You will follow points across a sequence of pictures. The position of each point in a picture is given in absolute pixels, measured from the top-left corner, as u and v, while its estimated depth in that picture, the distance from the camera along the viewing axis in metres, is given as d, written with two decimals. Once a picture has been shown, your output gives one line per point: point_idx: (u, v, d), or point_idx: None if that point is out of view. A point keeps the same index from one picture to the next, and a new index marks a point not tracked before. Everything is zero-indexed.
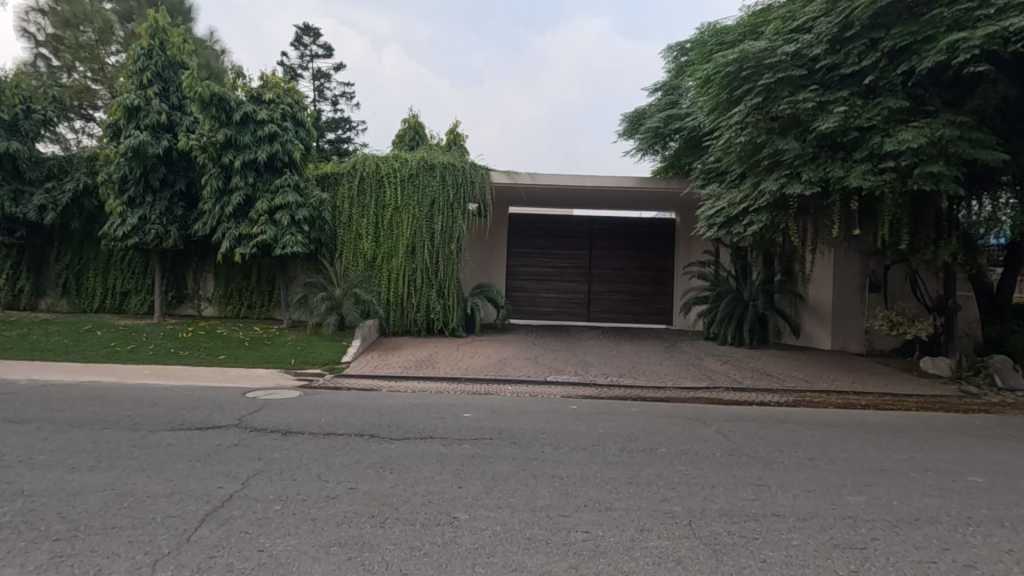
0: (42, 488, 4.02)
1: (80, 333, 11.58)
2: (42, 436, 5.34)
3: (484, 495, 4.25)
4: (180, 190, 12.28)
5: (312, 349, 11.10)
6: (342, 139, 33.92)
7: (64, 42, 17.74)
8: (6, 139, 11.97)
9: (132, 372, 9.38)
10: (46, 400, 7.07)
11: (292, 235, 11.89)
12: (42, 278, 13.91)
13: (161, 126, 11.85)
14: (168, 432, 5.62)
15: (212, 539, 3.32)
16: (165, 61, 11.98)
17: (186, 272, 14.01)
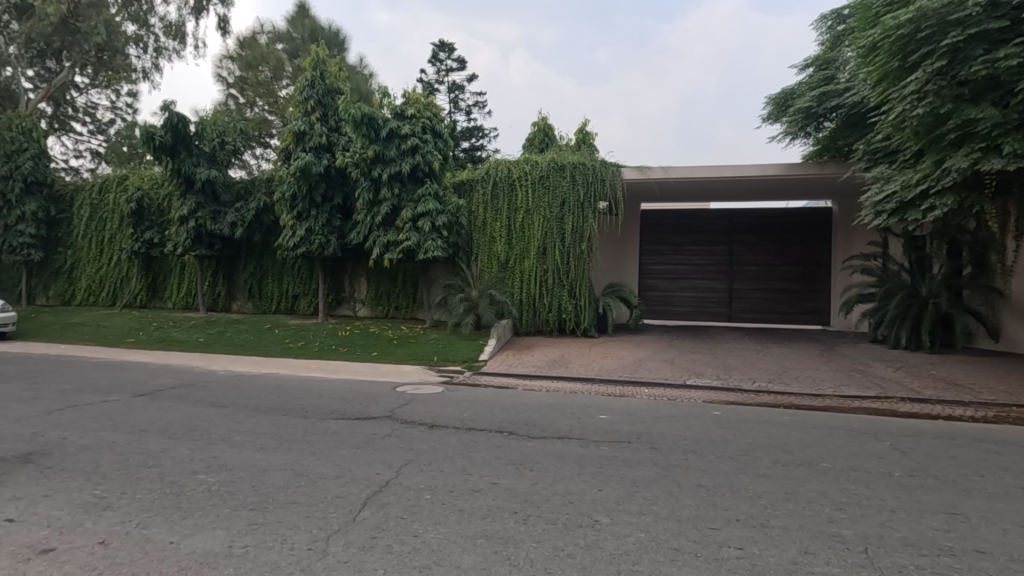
0: (238, 463, 4.71)
1: (262, 331, 13.43)
2: (238, 419, 6.28)
3: (624, 499, 4.13)
4: (338, 203, 13.73)
5: (451, 348, 11.73)
6: (476, 147, 35.57)
7: (247, 82, 20.84)
8: (207, 168, 14.29)
9: (303, 365, 10.66)
10: (239, 388, 8.31)
11: (433, 240, 12.68)
12: (234, 285, 16.36)
13: (322, 147, 13.33)
14: (332, 421, 6.28)
15: (373, 521, 3.62)
16: (324, 89, 13.45)
17: (343, 276, 15.60)
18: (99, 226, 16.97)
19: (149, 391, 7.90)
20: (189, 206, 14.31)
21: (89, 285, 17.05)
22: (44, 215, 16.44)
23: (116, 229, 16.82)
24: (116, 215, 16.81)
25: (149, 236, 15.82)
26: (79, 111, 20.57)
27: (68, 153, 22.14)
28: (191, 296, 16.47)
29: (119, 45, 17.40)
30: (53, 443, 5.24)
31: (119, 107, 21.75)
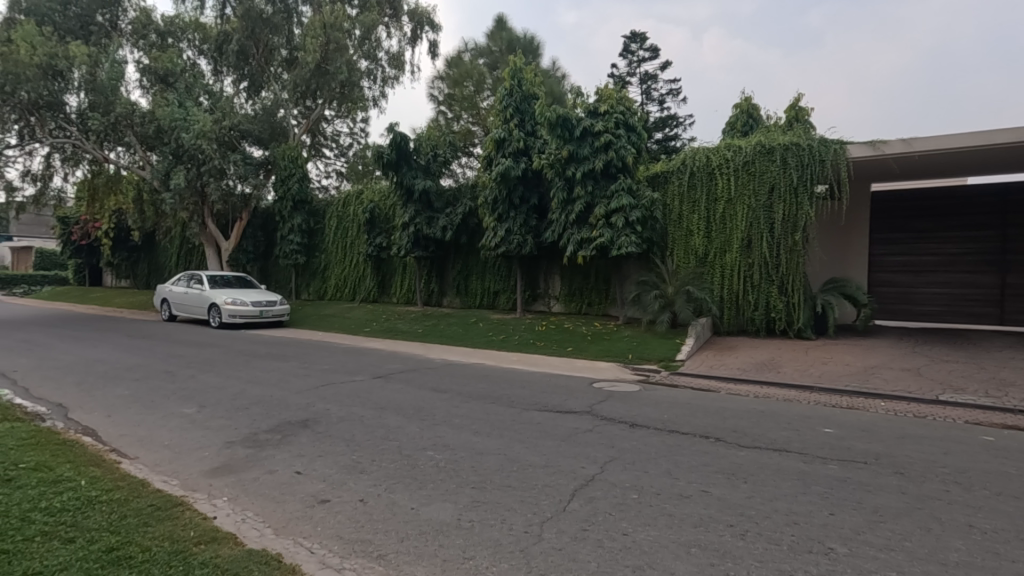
0: (459, 444, 5.23)
1: (469, 325, 14.73)
2: (455, 404, 6.99)
3: (864, 529, 3.57)
4: (534, 204, 14.35)
5: (646, 346, 11.46)
6: (670, 137, 34.22)
7: (454, 98, 22.98)
8: (423, 179, 16.15)
9: (506, 357, 11.42)
10: (454, 376, 9.25)
11: (627, 236, 12.51)
12: (444, 282, 18.24)
13: (520, 151, 14.02)
14: (536, 412, 6.60)
15: (582, 514, 3.71)
16: (521, 96, 14.15)
17: (538, 274, 16.31)
18: (343, 234, 20.35)
19: (384, 374, 9.24)
20: (410, 214, 16.32)
21: (336, 283, 20.54)
22: (305, 227, 20.31)
23: (355, 236, 20.01)
24: (355, 224, 19.98)
25: (379, 241, 18.48)
26: (329, 139, 24.84)
27: (321, 174, 26.92)
28: (411, 293, 18.80)
29: (356, 79, 20.69)
30: (321, 413, 6.45)
31: (356, 132, 25.73)
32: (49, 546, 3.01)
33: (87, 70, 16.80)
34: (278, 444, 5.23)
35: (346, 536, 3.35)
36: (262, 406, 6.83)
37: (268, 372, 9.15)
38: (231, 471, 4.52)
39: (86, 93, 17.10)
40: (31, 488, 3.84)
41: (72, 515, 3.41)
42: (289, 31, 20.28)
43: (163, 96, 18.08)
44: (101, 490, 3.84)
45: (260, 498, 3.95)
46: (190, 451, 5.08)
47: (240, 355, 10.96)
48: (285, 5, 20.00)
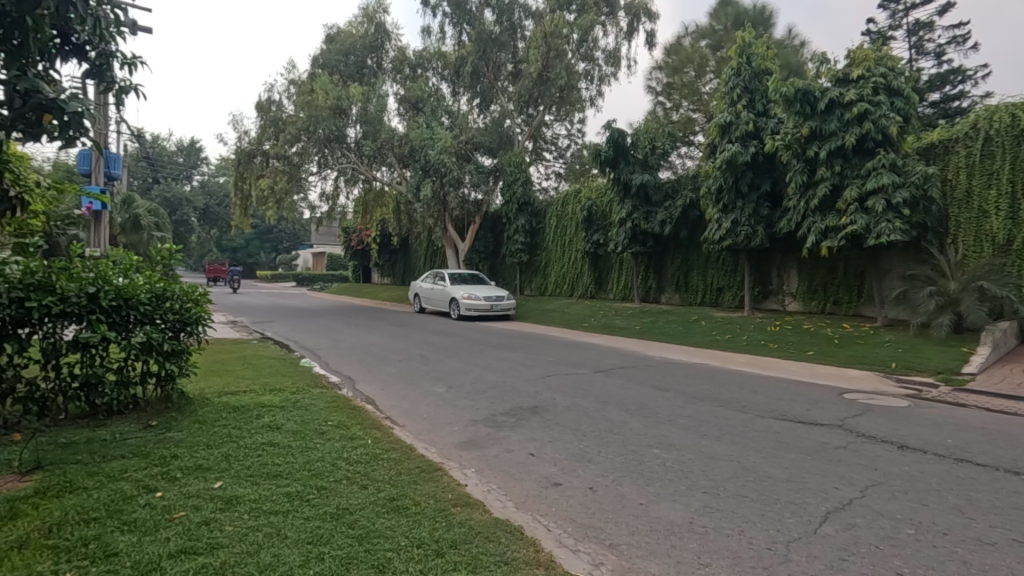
0: (686, 446, 5.04)
1: (690, 322, 14.05)
2: (679, 404, 6.75)
3: None
4: (766, 191, 12.91)
5: (917, 353, 9.47)
6: (951, 96, 27.61)
7: (674, 86, 22.10)
8: (641, 173, 15.89)
9: (733, 359, 10.59)
10: (676, 375, 8.93)
11: (889, 222, 10.45)
12: (662, 278, 17.69)
13: (749, 134, 12.74)
14: (773, 420, 5.98)
15: (839, 541, 3.25)
16: (751, 74, 12.93)
17: (771, 268, 14.71)
18: (562, 233, 21.22)
19: (605, 369, 9.40)
20: (627, 209, 16.18)
21: (556, 280, 21.51)
22: (528, 227, 21.76)
23: (573, 234, 20.72)
24: (574, 223, 20.67)
25: (597, 238, 18.79)
26: (549, 142, 26.13)
27: (542, 176, 28.47)
28: (628, 289, 18.71)
29: (574, 82, 21.42)
30: (549, 401, 6.84)
31: (574, 133, 26.55)
32: (352, 488, 3.79)
33: (362, 106, 20.65)
34: (513, 427, 5.72)
35: (578, 520, 3.50)
36: (497, 390, 7.54)
37: (500, 361, 10.08)
38: (476, 446, 5.10)
39: (361, 125, 21.01)
40: (336, 441, 4.88)
41: (364, 467, 4.24)
42: (514, 46, 21.99)
43: (415, 120, 21.16)
44: (382, 449, 4.70)
45: (501, 473, 4.37)
46: (443, 424, 5.87)
47: (477, 344, 12.27)
48: (511, 22, 21.68)
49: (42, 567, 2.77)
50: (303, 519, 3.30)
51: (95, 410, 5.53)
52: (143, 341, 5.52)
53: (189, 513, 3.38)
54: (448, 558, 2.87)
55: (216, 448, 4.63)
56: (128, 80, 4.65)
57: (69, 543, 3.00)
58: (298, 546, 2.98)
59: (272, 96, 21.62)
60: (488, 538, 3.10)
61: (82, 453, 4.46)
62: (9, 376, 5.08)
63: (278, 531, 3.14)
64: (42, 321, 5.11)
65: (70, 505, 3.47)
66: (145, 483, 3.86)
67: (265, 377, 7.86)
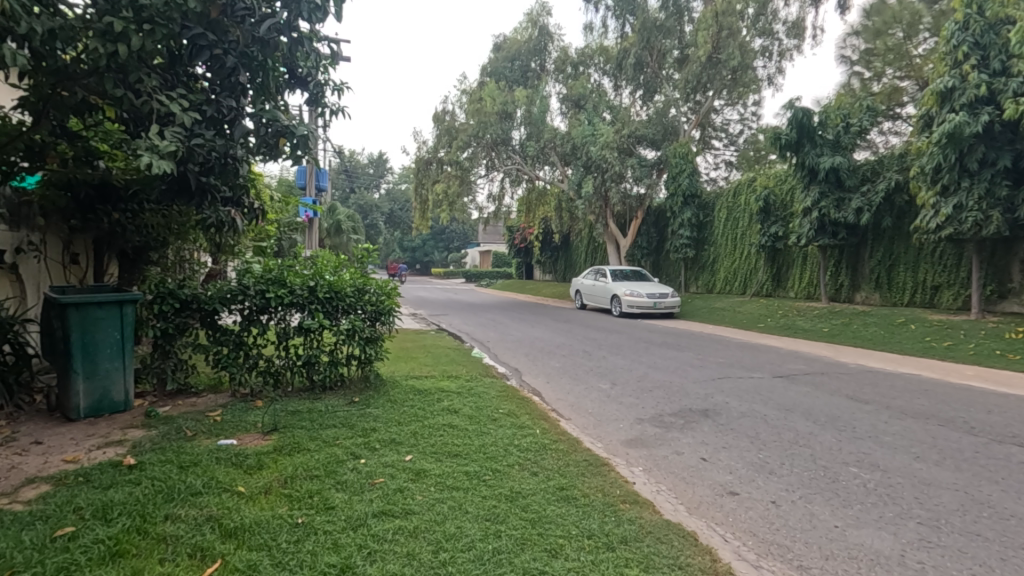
0: (893, 467, 4.36)
1: (894, 326, 12.08)
2: (884, 419, 5.85)
3: None
4: (1006, 166, 10.51)
5: None
6: None
7: (875, 52, 19.11)
8: (831, 156, 13.97)
9: (954, 370, 8.85)
10: (878, 385, 7.76)
11: None
12: (857, 274, 15.46)
13: (980, 100, 10.47)
14: (1016, 447, 4.88)
15: None
16: (984, 26, 10.61)
17: (1011, 262, 11.95)
18: (734, 225, 19.70)
19: (786, 374, 8.53)
20: (813, 197, 14.42)
21: (726, 276, 20.06)
22: (695, 221, 20.59)
23: (747, 226, 19.13)
24: (747, 214, 19.09)
25: (775, 230, 17.07)
26: (719, 129, 24.41)
27: (710, 166, 26.70)
28: (814, 286, 16.70)
29: (749, 61, 19.75)
30: (722, 405, 6.42)
31: (747, 117, 24.43)
32: (523, 474, 3.98)
33: (526, 109, 21.46)
34: (683, 429, 5.48)
35: (759, 534, 3.24)
36: (664, 390, 7.30)
37: (666, 360, 9.74)
38: (644, 445, 4.99)
39: (525, 127, 21.83)
40: (508, 428, 5.16)
41: (535, 454, 4.42)
42: (680, 31, 20.88)
43: (577, 118, 21.31)
44: (550, 440, 4.85)
45: (672, 475, 4.23)
46: (610, 421, 5.85)
47: (640, 342, 12.00)
48: (678, 6, 20.60)
49: (281, 511, 3.37)
50: (480, 498, 3.55)
51: (314, 385, 6.51)
52: (349, 328, 6.41)
53: (386, 480, 3.85)
54: (618, 553, 2.86)
55: (405, 425, 5.20)
56: (336, 104, 5.43)
57: (299, 493, 3.62)
58: (478, 521, 3.22)
59: (446, 107, 23.49)
60: (660, 539, 3.02)
61: (306, 420, 5.33)
62: (255, 353, 6.26)
63: (460, 505, 3.43)
64: (276, 309, 6.20)
65: (299, 463, 4.18)
66: (352, 450, 4.49)
67: (443, 365, 8.60)
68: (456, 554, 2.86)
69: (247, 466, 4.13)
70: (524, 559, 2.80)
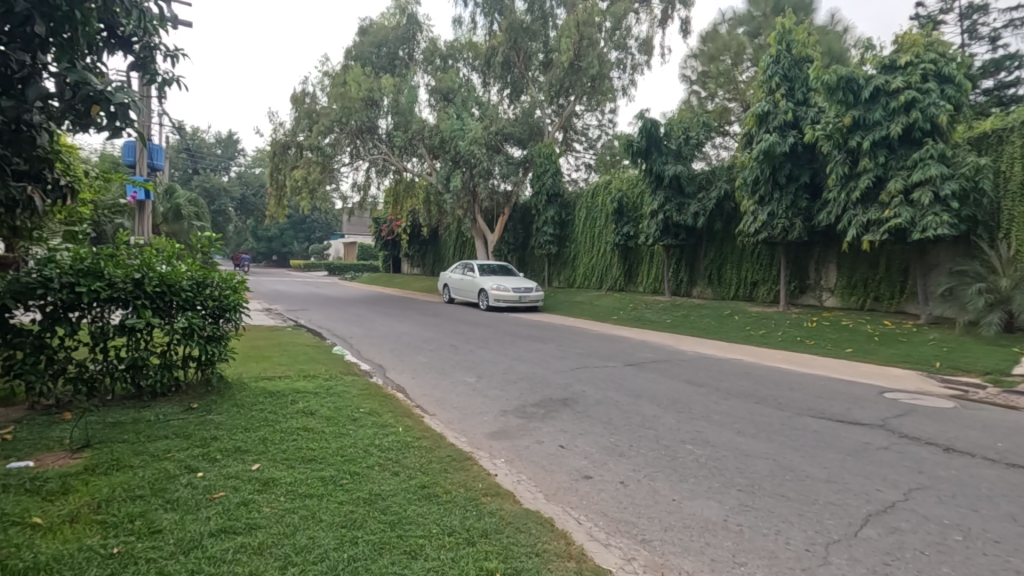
0: (720, 443, 4.93)
1: (723, 317, 13.77)
2: (714, 400, 6.62)
3: None
4: (805, 182, 12.46)
5: (963, 353, 9.00)
6: (1005, 83, 26.99)
7: (709, 75, 21.57)
8: (674, 164, 15.53)
9: (767, 355, 10.32)
10: (711, 370, 8.76)
11: (936, 216, 9.96)
12: (694, 272, 17.37)
13: (788, 124, 12.28)
14: (812, 418, 5.81)
15: (883, 545, 3.11)
16: (791, 61, 12.44)
17: (809, 262, 14.24)
18: (592, 224, 21.01)
19: (636, 362, 9.30)
20: (659, 201, 15.91)
21: (585, 272, 21.34)
22: (558, 219, 21.58)
23: (603, 225, 20.51)
24: (604, 214, 20.43)
25: (627, 230, 18.49)
26: (580, 133, 25.79)
27: (572, 168, 28.16)
28: (659, 282, 18.42)
29: (606, 71, 21.12)
30: (580, 394, 6.81)
31: (604, 123, 26.14)
32: (384, 475, 3.85)
33: (393, 97, 20.78)
34: (544, 418, 5.71)
35: (610, 514, 3.47)
36: (527, 381, 7.55)
37: (530, 352, 10.09)
38: (507, 436, 5.11)
39: (392, 116, 21.14)
40: (368, 428, 4.96)
41: (397, 454, 4.30)
42: (545, 36, 21.67)
43: (445, 111, 21.16)
44: (413, 437, 4.75)
45: (533, 464, 4.38)
46: (475, 414, 5.91)
47: (506, 335, 12.30)
48: (542, 11, 21.36)
49: (91, 541, 2.88)
50: (336, 504, 3.36)
51: (141, 391, 5.70)
52: (185, 326, 5.70)
53: (228, 493, 3.48)
54: (478, 547, 2.88)
55: (253, 431, 4.76)
56: (171, 74, 4.70)
57: (116, 519, 3.12)
58: (332, 529, 3.04)
59: (306, 88, 21.96)
60: (519, 529, 3.10)
61: (130, 432, 4.64)
62: (62, 357, 5.29)
63: (313, 514, 3.20)
64: (91, 305, 5.31)
65: (117, 482, 3.61)
66: (187, 463, 3.99)
67: (301, 363, 8.02)
68: (307, 567, 2.67)
69: (47, 492, 3.47)
70: (381, 564, 2.70)
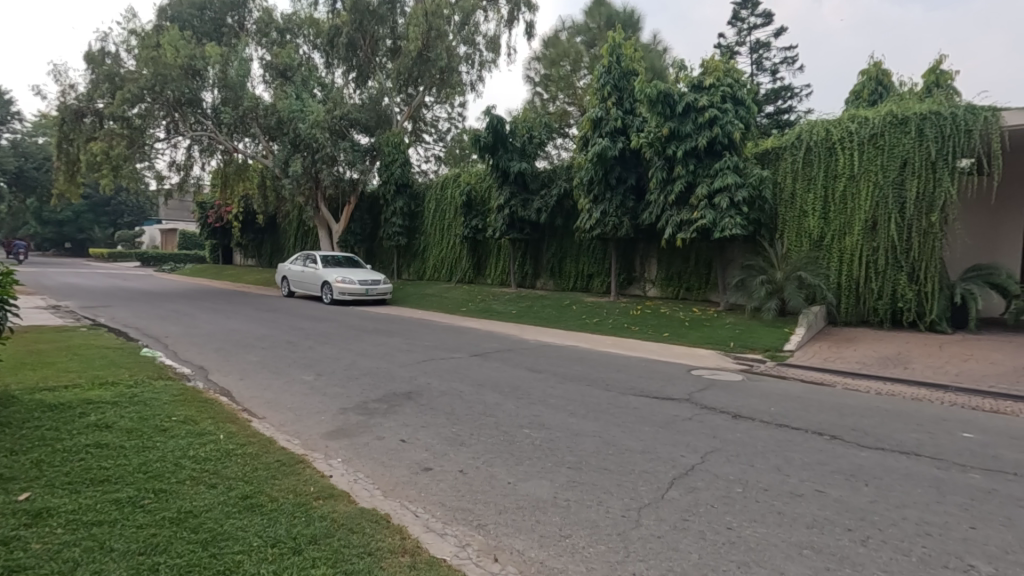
0: (555, 425, 5.26)
1: (562, 307, 14.69)
2: (552, 385, 7.03)
3: (1017, 548, 3.10)
4: (632, 184, 13.77)
5: (751, 333, 10.72)
6: (781, 110, 32.69)
7: (551, 79, 22.80)
8: (518, 161, 16.15)
9: (599, 341, 11.27)
10: (550, 357, 9.30)
11: (731, 218, 11.70)
12: (537, 264, 18.28)
13: (618, 130, 13.46)
14: (633, 397, 6.46)
15: (683, 504, 3.56)
16: (620, 73, 13.60)
17: (635, 256, 15.79)
18: (442, 216, 21.00)
19: (481, 352, 9.52)
20: (505, 196, 16.42)
21: (435, 264, 21.29)
22: (407, 210, 21.16)
23: (452, 218, 20.61)
24: (453, 207, 20.51)
25: (475, 224, 18.79)
26: (429, 124, 25.53)
27: (421, 159, 27.83)
28: (506, 274, 19.07)
29: (455, 64, 21.13)
30: (425, 386, 6.77)
31: (454, 117, 26.21)
32: (197, 489, 3.43)
33: (220, 68, 18.53)
34: (386, 414, 5.56)
35: (448, 504, 3.50)
36: (370, 376, 7.30)
37: (375, 346, 9.78)
38: (345, 435, 4.89)
39: (218, 90, 18.90)
40: (181, 438, 4.39)
41: (215, 464, 3.86)
42: (393, 22, 20.92)
43: (282, 89, 19.50)
44: (237, 444, 4.30)
45: (371, 461, 4.24)
46: (310, 414, 5.56)
47: (351, 329, 11.77)
48: None
49: None
50: (133, 528, 2.91)
51: None
52: None
53: None
54: (306, 554, 2.71)
55: (23, 454, 3.94)
56: None
57: None
58: (127, 559, 2.63)
59: (106, 47, 18.64)
60: (351, 530, 2.98)
61: None
62: None
63: (101, 544, 2.75)
64: None
65: None
66: None
67: (96, 369, 6.84)
68: None
69: None
70: None
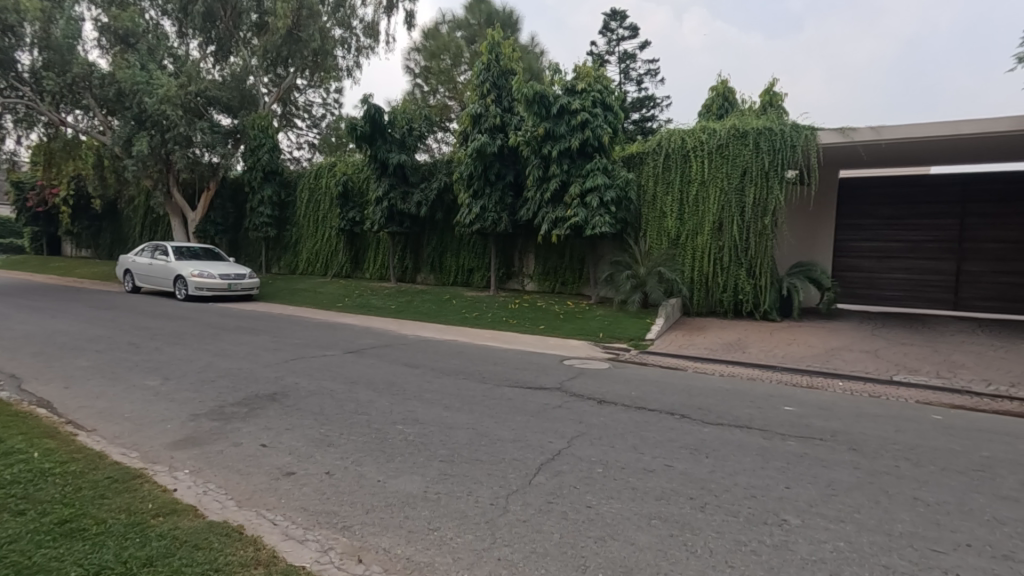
0: (429, 419, 5.23)
1: (443, 302, 14.63)
2: (428, 380, 6.98)
3: (818, 502, 3.66)
4: (510, 181, 14.07)
5: (617, 324, 11.50)
6: (646, 118, 35.36)
7: (431, 71, 22.54)
8: (398, 153, 15.75)
9: (478, 334, 11.41)
10: (428, 352, 9.22)
11: (601, 217, 12.45)
12: (418, 259, 18.00)
13: (497, 128, 13.66)
14: (508, 388, 6.63)
15: (548, 487, 3.73)
16: (499, 71, 13.79)
17: (513, 252, 16.18)
18: (315, 207, 19.85)
19: (356, 349, 9.17)
20: (383, 188, 15.94)
21: (308, 257, 20.10)
22: (277, 199, 19.67)
23: (327, 209, 19.56)
24: (328, 197, 19.46)
25: (352, 216, 18.02)
26: (301, 109, 23.97)
27: (293, 145, 26.06)
28: (385, 269, 18.55)
29: (330, 48, 19.97)
30: (291, 387, 6.38)
31: (329, 103, 24.88)
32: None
33: (39, 26, 15.72)
34: (245, 417, 5.15)
35: (310, 508, 3.33)
36: (229, 379, 6.71)
37: (236, 345, 8.99)
38: (195, 443, 4.45)
39: (39, 51, 16.12)
40: None
41: (24, 488, 3.30)
42: None
43: (123, 57, 17.15)
44: (55, 463, 3.72)
45: (225, 470, 3.91)
46: (154, 422, 4.98)
47: (208, 328, 10.70)
48: None
49: None
50: None
51: None
52: None
53: None
54: None
55: None
56: None
57: None
58: None
59: None
60: (197, 546, 2.72)
61: None
62: None
63: None
64: None
65: None
66: None
67: None
68: None
69: None
70: None
